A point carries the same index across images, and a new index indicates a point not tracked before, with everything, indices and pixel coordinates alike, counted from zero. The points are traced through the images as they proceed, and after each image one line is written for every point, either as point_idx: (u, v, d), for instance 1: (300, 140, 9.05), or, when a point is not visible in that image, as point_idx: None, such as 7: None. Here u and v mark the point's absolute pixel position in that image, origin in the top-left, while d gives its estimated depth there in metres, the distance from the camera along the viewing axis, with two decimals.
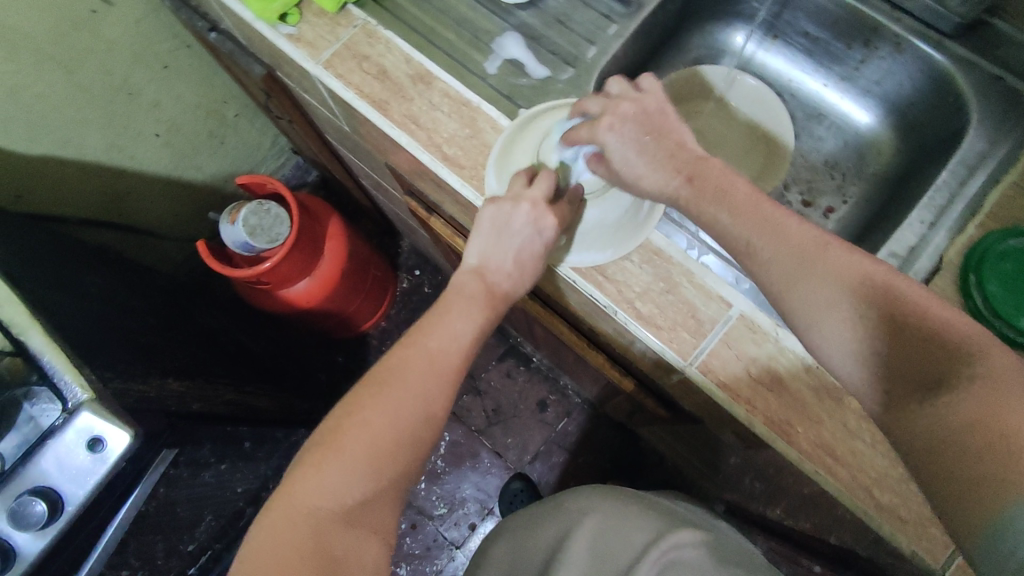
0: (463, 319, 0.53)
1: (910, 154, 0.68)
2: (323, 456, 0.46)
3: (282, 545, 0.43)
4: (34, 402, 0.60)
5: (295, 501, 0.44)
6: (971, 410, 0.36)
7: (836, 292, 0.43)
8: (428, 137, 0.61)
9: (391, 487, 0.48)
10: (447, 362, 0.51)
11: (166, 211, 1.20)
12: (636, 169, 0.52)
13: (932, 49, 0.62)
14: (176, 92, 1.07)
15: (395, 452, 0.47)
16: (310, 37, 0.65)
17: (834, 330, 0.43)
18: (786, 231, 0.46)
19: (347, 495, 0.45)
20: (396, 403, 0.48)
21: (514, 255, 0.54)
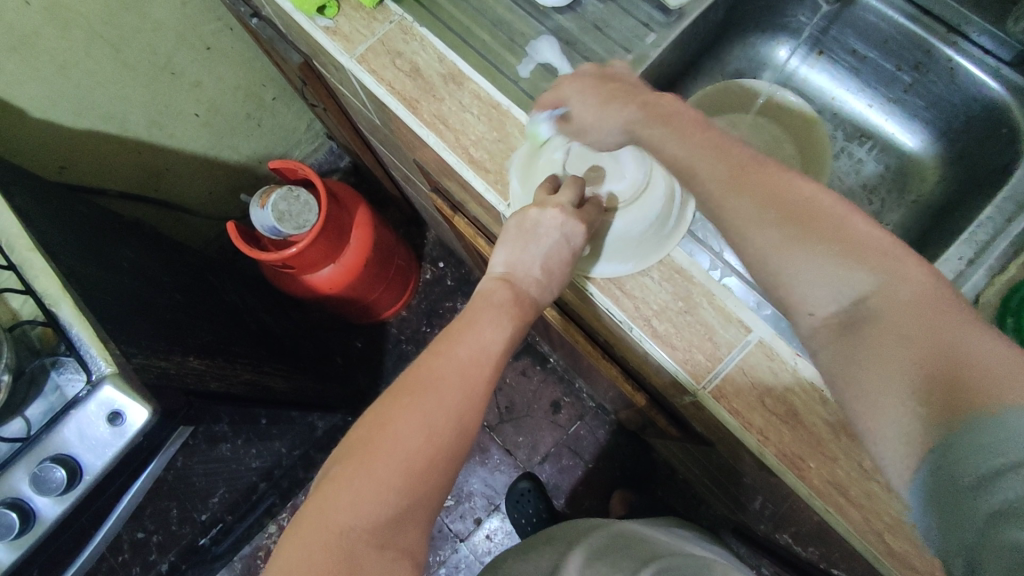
0: (492, 326, 0.52)
1: (956, 186, 0.65)
2: (353, 472, 0.45)
3: (310, 566, 0.42)
4: (61, 371, 0.62)
5: (325, 521, 0.43)
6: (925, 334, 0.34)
7: (765, 199, 0.40)
8: (456, 139, 0.61)
9: (422, 506, 0.46)
10: (480, 373, 0.50)
11: (201, 188, 1.23)
12: (590, 114, 0.50)
13: (987, 76, 0.59)
14: (217, 73, 1.09)
15: (427, 467, 0.46)
16: (346, 30, 0.65)
17: (780, 253, 0.39)
18: (723, 149, 0.43)
19: (379, 514, 0.44)
20: (427, 414, 0.47)
21: (541, 261, 0.53)
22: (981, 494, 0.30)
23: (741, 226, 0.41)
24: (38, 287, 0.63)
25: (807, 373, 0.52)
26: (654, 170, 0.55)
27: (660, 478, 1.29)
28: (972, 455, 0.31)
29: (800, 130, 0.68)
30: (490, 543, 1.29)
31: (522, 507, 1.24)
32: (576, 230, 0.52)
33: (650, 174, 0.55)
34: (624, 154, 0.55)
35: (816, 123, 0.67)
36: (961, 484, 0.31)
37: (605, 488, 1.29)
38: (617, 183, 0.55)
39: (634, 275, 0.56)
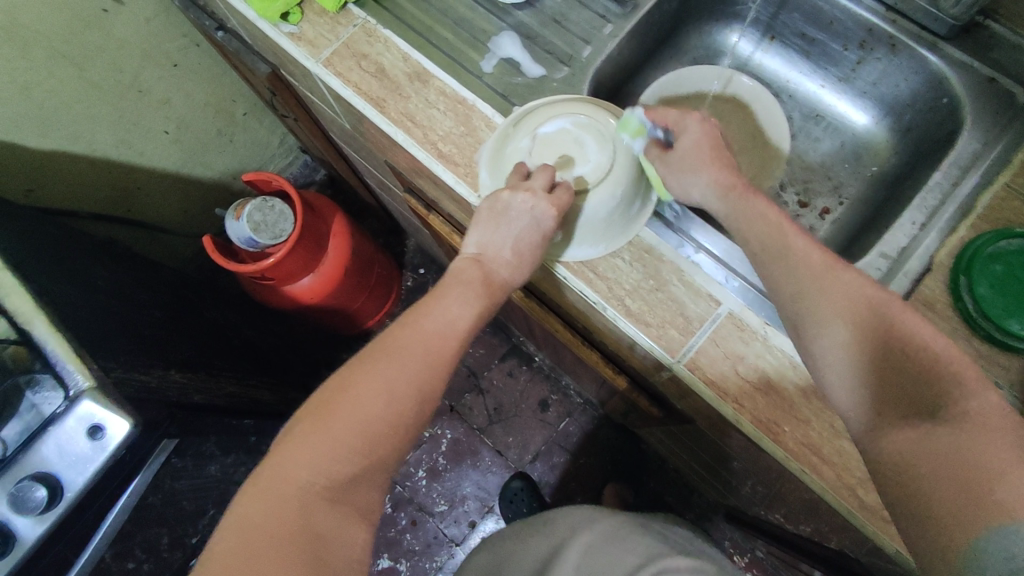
0: (460, 302, 0.53)
1: (908, 156, 0.68)
2: (313, 430, 0.46)
3: (267, 517, 0.43)
4: (36, 390, 0.61)
5: (284, 475, 0.44)
6: (955, 448, 0.37)
7: (846, 319, 0.45)
8: (424, 135, 0.62)
9: (378, 467, 0.48)
10: (444, 346, 0.51)
11: (175, 207, 1.23)
12: (688, 164, 0.56)
13: (926, 51, 0.62)
14: (185, 90, 1.09)
15: (387, 432, 0.48)
16: (311, 35, 0.67)
17: (830, 348, 0.45)
18: (791, 242, 0.49)
19: (336, 472, 0.45)
20: (389, 380, 0.48)
21: (512, 244, 0.54)
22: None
23: (806, 310, 0.47)
24: (9, 305, 0.62)
25: (776, 340, 0.54)
26: (619, 149, 0.56)
27: (651, 469, 1.30)
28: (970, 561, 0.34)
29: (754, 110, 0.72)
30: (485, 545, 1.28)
31: (515, 507, 1.24)
32: (548, 211, 0.52)
33: (615, 155, 0.56)
34: (588, 137, 0.56)
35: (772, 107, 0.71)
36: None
37: (596, 483, 1.30)
38: (583, 167, 0.56)
39: (605, 257, 0.58)
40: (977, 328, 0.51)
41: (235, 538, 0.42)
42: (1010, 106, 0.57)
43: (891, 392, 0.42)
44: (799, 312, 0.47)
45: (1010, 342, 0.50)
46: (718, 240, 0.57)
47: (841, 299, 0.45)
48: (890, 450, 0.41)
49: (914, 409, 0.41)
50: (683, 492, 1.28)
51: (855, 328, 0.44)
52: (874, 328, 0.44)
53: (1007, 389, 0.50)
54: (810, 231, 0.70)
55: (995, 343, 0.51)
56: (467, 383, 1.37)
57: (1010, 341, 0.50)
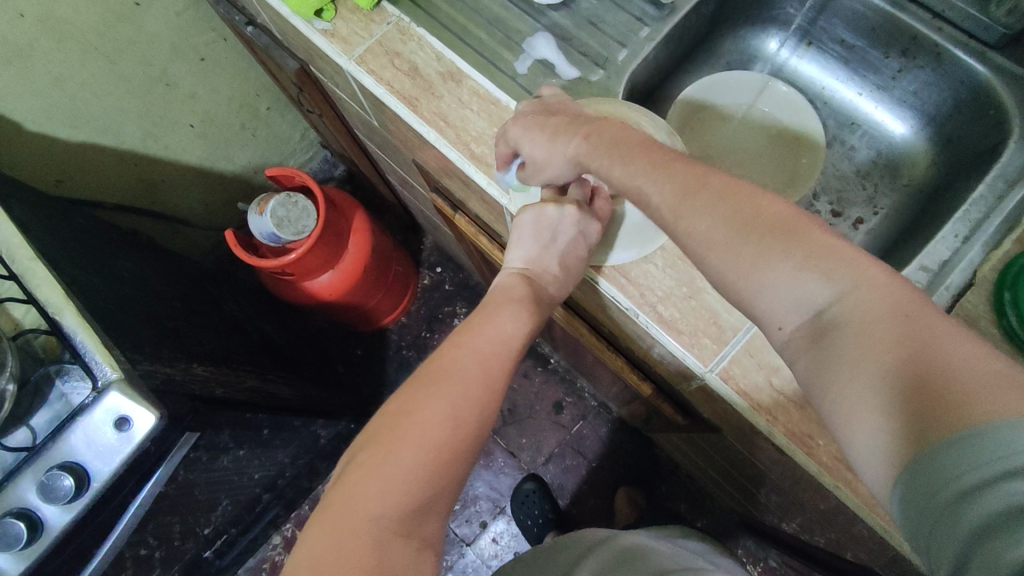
0: (511, 319, 0.53)
1: (948, 167, 0.66)
2: (380, 456, 0.44)
3: (340, 555, 0.41)
4: (66, 379, 0.61)
5: (355, 509, 0.42)
6: (910, 346, 0.34)
7: (784, 242, 0.38)
8: (456, 135, 0.62)
9: (447, 495, 0.46)
10: (502, 364, 0.50)
11: (197, 200, 1.23)
12: (541, 148, 0.51)
13: (973, 61, 0.60)
14: (212, 84, 1.09)
15: (453, 457, 0.46)
16: (344, 32, 0.66)
17: (764, 273, 0.38)
18: (676, 170, 0.42)
19: (407, 504, 0.43)
20: (454, 403, 0.47)
21: (559, 259, 0.55)
22: (968, 514, 0.30)
23: (715, 245, 0.40)
24: (39, 296, 0.63)
25: None
26: None
27: (665, 476, 1.29)
28: (944, 457, 0.31)
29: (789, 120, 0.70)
30: (496, 546, 1.28)
31: (527, 509, 1.24)
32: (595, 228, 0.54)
33: None
34: None
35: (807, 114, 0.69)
36: (943, 506, 0.31)
37: (610, 487, 1.29)
38: None
39: (638, 263, 0.57)
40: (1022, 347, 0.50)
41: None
42: None
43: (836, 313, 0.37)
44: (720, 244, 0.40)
45: None
46: None
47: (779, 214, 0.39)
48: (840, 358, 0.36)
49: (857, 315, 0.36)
50: (697, 499, 1.27)
51: (800, 249, 0.37)
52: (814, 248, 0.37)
53: None
54: None
55: None
56: None
57: None
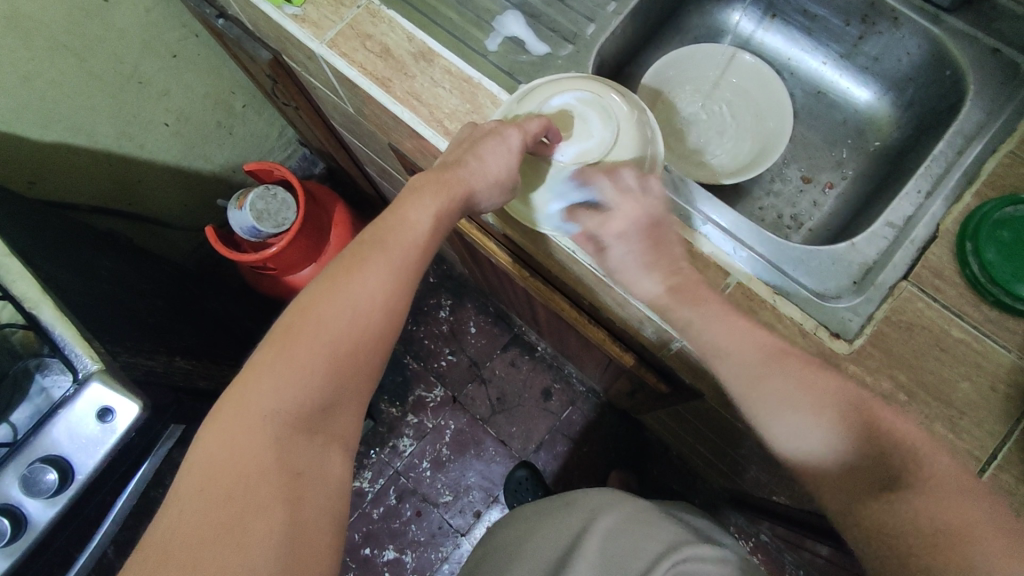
0: (420, 207, 0.52)
1: (911, 130, 0.68)
2: (276, 357, 0.45)
3: (236, 450, 0.42)
4: (45, 373, 0.60)
5: (247, 408, 0.43)
6: (926, 513, 0.42)
7: (814, 402, 0.47)
8: (430, 113, 0.62)
9: (354, 391, 0.47)
10: (408, 256, 0.51)
11: (175, 201, 1.22)
12: (630, 268, 0.53)
13: (928, 23, 0.62)
14: (185, 82, 1.09)
15: (355, 350, 0.47)
16: (315, 17, 0.67)
17: (792, 426, 0.47)
18: (714, 305, 0.51)
19: (307, 399, 0.44)
20: (352, 297, 0.47)
21: (478, 152, 0.52)
22: None
23: (762, 397, 0.48)
24: (15, 291, 0.60)
25: (785, 310, 0.54)
26: (623, 127, 0.57)
27: (654, 457, 1.31)
28: None
29: (759, 89, 0.72)
30: None
31: (521, 496, 1.23)
32: (516, 138, 0.53)
33: (618, 132, 0.56)
34: (592, 114, 0.57)
35: (776, 81, 0.71)
36: None
37: (600, 470, 1.30)
38: (587, 143, 0.56)
39: None
40: (985, 294, 0.52)
41: (201, 479, 0.40)
42: (1013, 75, 0.58)
43: (852, 462, 0.46)
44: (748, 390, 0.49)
45: (1017, 305, 0.51)
46: (725, 212, 0.59)
47: (794, 375, 0.47)
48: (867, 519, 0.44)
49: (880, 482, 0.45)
50: (686, 478, 1.29)
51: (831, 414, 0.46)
52: (837, 414, 0.46)
53: (1014, 352, 0.51)
54: (814, 206, 0.70)
55: (1004, 308, 0.52)
56: (469, 373, 1.38)
57: (1017, 304, 0.51)
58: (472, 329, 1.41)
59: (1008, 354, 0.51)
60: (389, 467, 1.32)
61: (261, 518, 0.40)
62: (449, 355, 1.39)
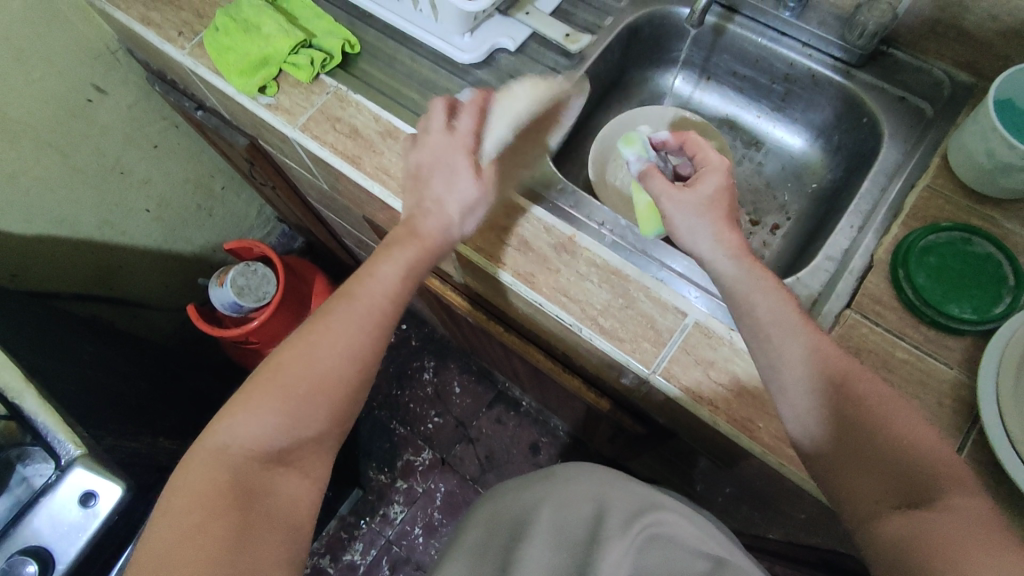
0: (395, 261, 0.56)
1: (842, 171, 0.74)
2: (249, 401, 0.49)
3: (199, 480, 0.46)
4: (27, 462, 0.58)
5: (216, 442, 0.47)
6: (934, 532, 0.39)
7: (835, 397, 0.47)
8: (399, 186, 0.67)
9: (328, 427, 0.52)
10: (379, 310, 0.54)
11: (156, 283, 1.24)
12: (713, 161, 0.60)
13: (842, 78, 0.70)
14: (165, 169, 1.14)
15: (319, 396, 0.50)
16: (287, 105, 0.73)
17: (813, 421, 0.47)
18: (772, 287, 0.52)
19: (268, 438, 0.49)
20: (323, 349, 0.51)
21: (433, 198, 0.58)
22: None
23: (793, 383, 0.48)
24: None
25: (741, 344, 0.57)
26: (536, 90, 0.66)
27: None
28: None
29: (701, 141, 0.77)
30: None
31: None
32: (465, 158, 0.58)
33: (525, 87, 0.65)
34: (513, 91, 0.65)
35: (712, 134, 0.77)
36: None
37: None
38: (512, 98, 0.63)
39: (576, 282, 0.61)
40: (922, 315, 0.56)
41: (169, 498, 0.45)
42: (920, 120, 0.66)
43: (856, 452, 0.45)
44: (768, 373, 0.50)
45: (951, 324, 0.55)
46: (679, 258, 0.62)
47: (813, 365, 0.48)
48: (880, 534, 0.42)
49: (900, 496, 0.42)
50: None
51: (852, 416, 0.46)
52: (848, 406, 0.46)
53: (956, 367, 0.55)
54: (764, 246, 0.75)
55: (940, 327, 0.56)
56: (456, 434, 1.37)
57: (951, 323, 0.55)
58: (457, 389, 1.42)
59: (950, 369, 0.55)
60: (380, 536, 1.30)
61: (201, 539, 0.42)
62: (435, 417, 1.39)
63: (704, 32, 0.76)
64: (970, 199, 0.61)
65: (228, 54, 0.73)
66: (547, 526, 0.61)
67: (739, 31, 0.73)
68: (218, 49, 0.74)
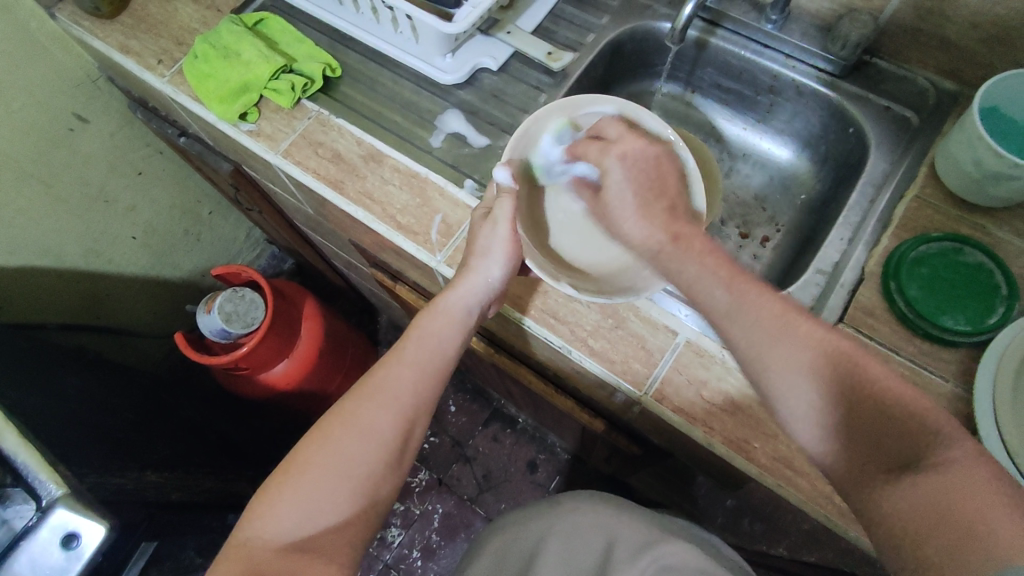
0: (442, 339, 0.58)
1: (830, 181, 0.74)
2: (284, 488, 0.51)
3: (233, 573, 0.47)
4: (5, 505, 0.54)
5: (252, 534, 0.49)
6: (941, 496, 0.35)
7: (808, 357, 0.41)
8: (383, 210, 0.66)
9: (355, 511, 0.52)
10: (420, 393, 0.56)
11: (146, 310, 1.23)
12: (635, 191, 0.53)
13: (826, 89, 0.69)
14: (151, 196, 1.13)
15: (355, 481, 0.52)
16: (269, 131, 0.72)
17: (798, 393, 0.41)
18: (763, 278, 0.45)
19: (301, 527, 0.50)
20: (361, 435, 0.53)
21: (495, 249, 0.58)
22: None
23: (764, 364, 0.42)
24: None
25: (735, 362, 0.56)
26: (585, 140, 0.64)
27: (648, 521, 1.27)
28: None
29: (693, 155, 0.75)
30: None
31: None
32: (509, 205, 0.58)
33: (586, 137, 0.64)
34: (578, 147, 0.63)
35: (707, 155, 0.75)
36: None
37: None
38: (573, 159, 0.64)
39: (565, 303, 0.60)
40: (916, 328, 0.55)
41: None
42: (906, 129, 0.66)
43: (846, 414, 0.39)
44: (754, 362, 0.42)
45: (945, 336, 0.54)
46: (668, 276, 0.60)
47: (811, 361, 0.41)
48: (883, 506, 0.37)
49: (894, 461, 0.38)
50: None
51: (829, 380, 0.40)
52: (828, 365, 0.40)
53: (951, 380, 0.54)
54: (754, 259, 0.75)
55: (935, 340, 0.55)
56: (453, 453, 1.36)
57: (945, 335, 0.54)
58: (452, 408, 1.40)
59: (946, 383, 0.54)
60: (378, 561, 1.27)
61: None
62: (431, 437, 1.37)
63: (687, 46, 0.76)
64: (960, 208, 0.60)
65: (209, 81, 0.73)
66: (554, 562, 0.63)
67: (721, 44, 0.73)
68: (198, 76, 0.74)
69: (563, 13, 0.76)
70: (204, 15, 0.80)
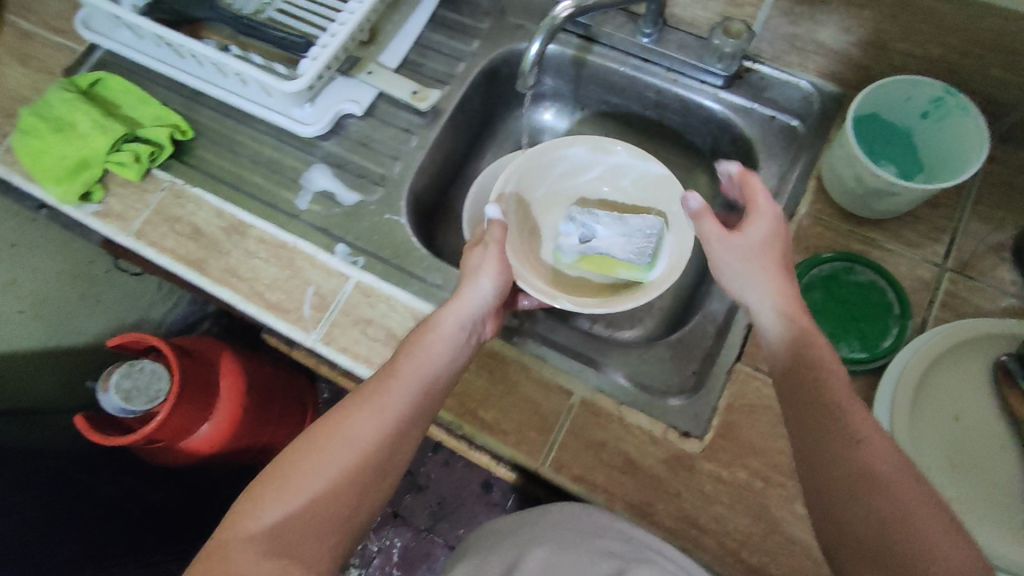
0: (451, 334, 0.51)
1: (725, 195, 0.71)
2: (270, 484, 0.44)
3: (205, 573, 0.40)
4: None
5: (234, 529, 0.42)
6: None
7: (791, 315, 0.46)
8: (250, 287, 0.61)
9: (348, 515, 0.45)
10: (428, 392, 0.49)
11: (55, 385, 1.09)
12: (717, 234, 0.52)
13: (710, 101, 0.66)
14: (33, 265, 1.04)
15: (352, 479, 0.45)
16: (118, 209, 0.65)
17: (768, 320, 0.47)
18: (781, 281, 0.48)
19: (284, 524, 0.42)
20: (362, 431, 0.46)
21: (484, 265, 0.55)
22: None
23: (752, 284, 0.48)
24: None
25: (632, 419, 0.53)
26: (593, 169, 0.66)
27: None
28: None
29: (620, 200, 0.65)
30: None
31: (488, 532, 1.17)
32: (500, 233, 0.57)
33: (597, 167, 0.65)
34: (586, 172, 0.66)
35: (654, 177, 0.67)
36: None
37: None
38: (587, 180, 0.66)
39: None
40: None
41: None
42: (791, 139, 0.64)
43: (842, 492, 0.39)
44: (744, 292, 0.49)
45: (840, 367, 0.52)
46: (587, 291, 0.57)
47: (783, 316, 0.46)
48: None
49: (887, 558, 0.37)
50: None
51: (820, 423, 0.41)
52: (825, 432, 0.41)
53: None
54: None
55: None
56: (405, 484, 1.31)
57: (840, 366, 0.52)
58: None
59: None
60: None
61: None
62: None
63: (565, 64, 0.71)
64: (849, 222, 0.58)
65: (44, 157, 0.64)
66: None
67: (599, 61, 0.69)
68: (29, 152, 0.65)
69: (429, 42, 0.71)
70: (34, 80, 0.72)
